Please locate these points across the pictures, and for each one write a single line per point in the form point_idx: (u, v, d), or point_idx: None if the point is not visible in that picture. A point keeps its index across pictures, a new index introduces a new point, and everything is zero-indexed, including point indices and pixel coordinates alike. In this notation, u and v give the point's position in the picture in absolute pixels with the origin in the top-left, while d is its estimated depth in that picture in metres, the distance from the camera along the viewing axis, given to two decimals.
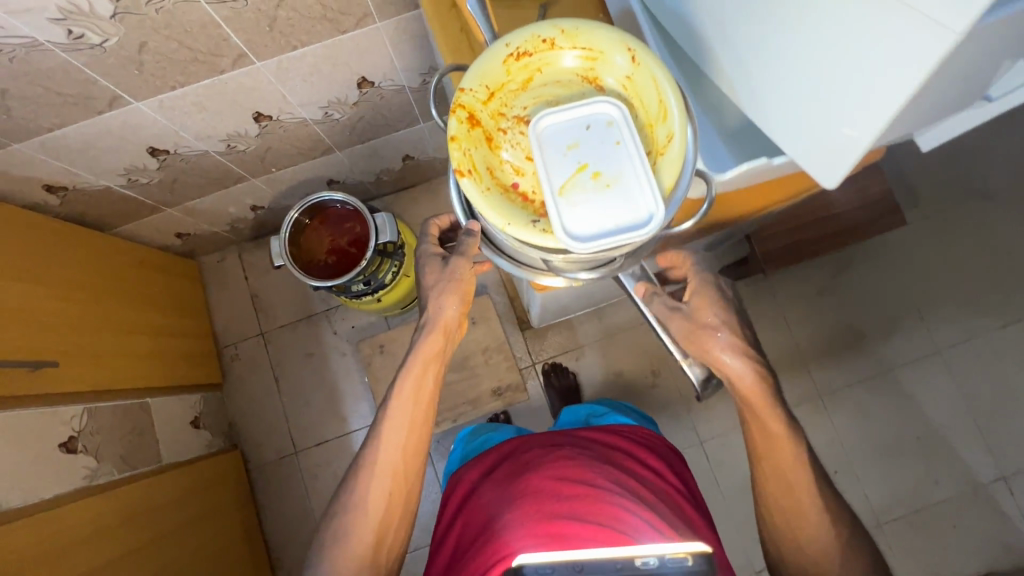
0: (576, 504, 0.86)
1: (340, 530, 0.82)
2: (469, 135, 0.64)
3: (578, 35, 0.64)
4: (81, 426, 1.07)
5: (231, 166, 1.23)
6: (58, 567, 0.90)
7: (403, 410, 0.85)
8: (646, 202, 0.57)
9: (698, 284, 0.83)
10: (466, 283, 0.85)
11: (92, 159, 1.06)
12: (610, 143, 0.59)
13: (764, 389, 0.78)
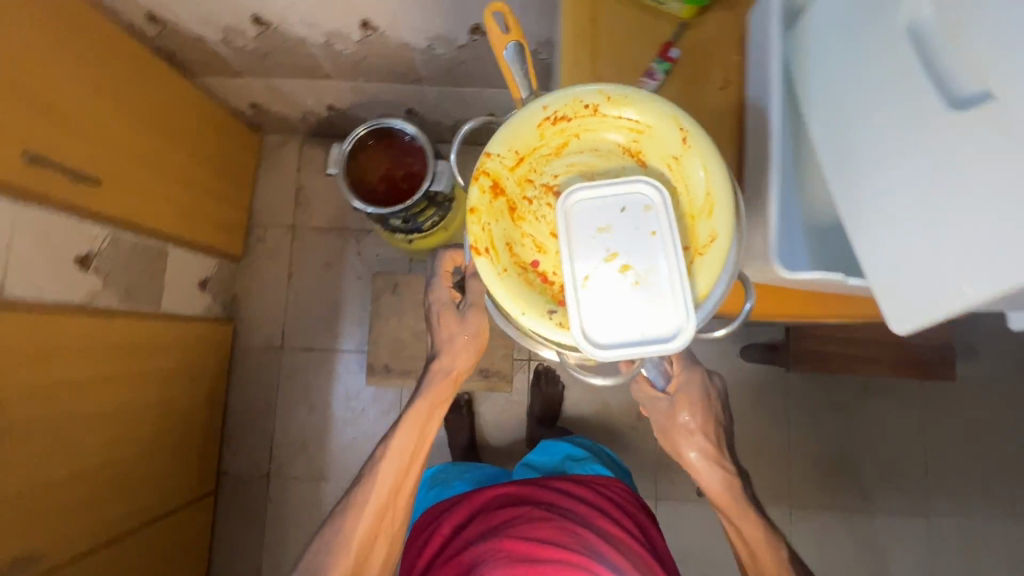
0: (550, 566, 0.92)
1: (338, 530, 1.00)
2: (491, 206, 0.63)
3: (625, 104, 0.61)
4: (100, 248, 1.12)
5: (323, 61, 1.22)
6: (33, 367, 0.95)
7: (403, 439, 1.04)
8: (678, 313, 0.55)
9: (686, 376, 0.97)
10: (480, 338, 1.02)
11: (199, 6, 1.06)
12: (645, 234, 0.57)
13: (732, 491, 0.97)
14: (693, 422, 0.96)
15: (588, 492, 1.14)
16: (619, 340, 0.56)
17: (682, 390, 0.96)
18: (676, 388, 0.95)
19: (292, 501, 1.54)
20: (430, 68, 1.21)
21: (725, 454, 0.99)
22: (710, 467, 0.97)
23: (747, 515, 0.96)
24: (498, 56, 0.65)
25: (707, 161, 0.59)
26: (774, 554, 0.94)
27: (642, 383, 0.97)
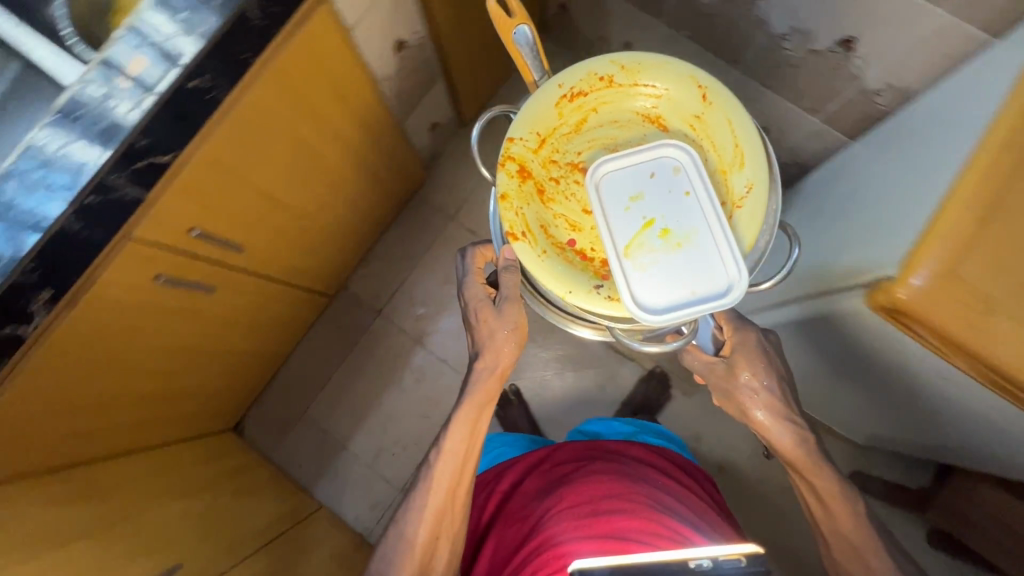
0: (613, 516, 0.95)
1: (397, 541, 0.95)
2: (524, 189, 0.80)
3: (639, 76, 0.81)
4: (411, 42, 1.20)
5: None
6: (323, 99, 1.03)
7: (455, 444, 0.97)
8: (728, 269, 0.71)
9: (739, 336, 0.92)
10: (519, 326, 0.95)
11: None
12: (678, 197, 0.75)
13: (806, 452, 0.91)
14: (756, 383, 0.91)
15: (639, 453, 1.18)
16: (671, 301, 0.71)
17: (748, 354, 0.91)
18: (732, 350, 0.92)
19: (385, 345, 1.62)
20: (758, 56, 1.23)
21: (792, 410, 0.92)
22: (778, 426, 0.92)
23: (824, 472, 0.91)
24: (508, 38, 0.80)
25: (729, 120, 0.78)
26: (848, 519, 0.89)
27: (694, 348, 0.94)
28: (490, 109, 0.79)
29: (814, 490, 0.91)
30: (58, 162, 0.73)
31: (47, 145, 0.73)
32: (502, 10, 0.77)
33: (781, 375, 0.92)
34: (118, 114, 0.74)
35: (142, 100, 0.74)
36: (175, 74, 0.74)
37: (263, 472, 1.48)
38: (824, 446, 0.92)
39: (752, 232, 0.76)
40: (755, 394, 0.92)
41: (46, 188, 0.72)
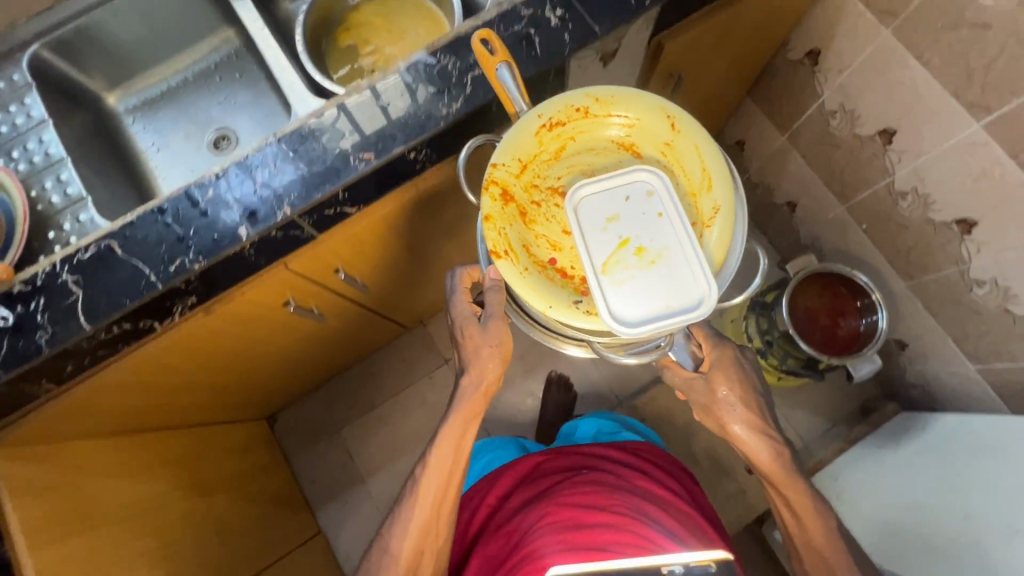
0: (597, 526, 0.83)
1: (382, 556, 0.85)
2: (504, 212, 0.66)
3: (614, 104, 0.68)
4: None
5: (866, 193, 1.19)
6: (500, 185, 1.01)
7: (441, 463, 0.85)
8: (699, 285, 0.59)
9: (718, 351, 0.83)
10: (503, 346, 0.81)
11: (860, 87, 1.06)
12: (652, 218, 0.63)
13: (782, 464, 0.82)
14: (736, 397, 0.81)
15: (622, 458, 1.04)
16: (646, 316, 0.60)
17: (727, 367, 0.82)
18: (711, 367, 0.82)
19: (438, 395, 1.58)
20: (935, 283, 1.15)
21: (768, 417, 0.83)
22: (756, 437, 0.82)
23: (798, 482, 0.83)
24: (492, 77, 0.69)
25: (699, 147, 0.66)
26: (835, 551, 0.81)
27: (672, 364, 0.83)
28: (466, 143, 0.66)
29: (788, 503, 0.83)
30: (261, 189, 0.72)
31: (258, 169, 0.72)
32: (483, 47, 0.69)
33: (757, 384, 0.83)
34: (331, 165, 0.72)
35: (362, 158, 0.72)
36: (403, 144, 0.73)
37: (281, 479, 1.44)
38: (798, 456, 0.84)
39: (725, 251, 0.64)
40: (736, 405, 0.81)
41: (240, 209, 0.71)
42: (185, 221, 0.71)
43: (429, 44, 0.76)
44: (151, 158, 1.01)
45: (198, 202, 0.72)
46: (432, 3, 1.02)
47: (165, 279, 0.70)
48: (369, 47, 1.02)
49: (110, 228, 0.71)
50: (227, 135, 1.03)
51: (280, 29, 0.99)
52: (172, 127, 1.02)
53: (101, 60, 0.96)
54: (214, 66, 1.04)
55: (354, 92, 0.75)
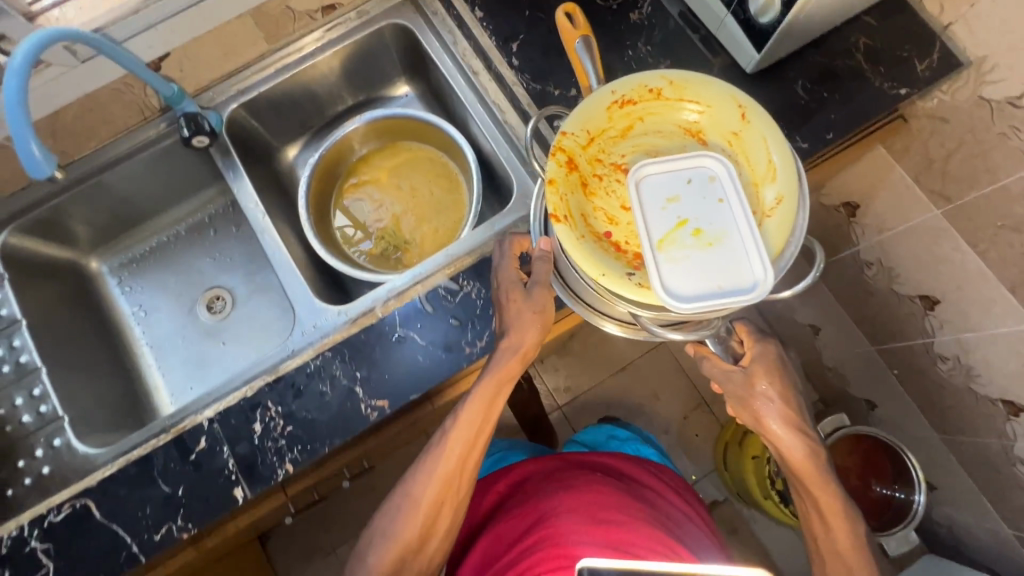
0: (620, 528, 0.72)
1: (392, 511, 0.66)
2: (566, 179, 0.60)
3: (689, 89, 0.61)
4: None
5: (903, 345, 1.13)
6: None
7: (465, 427, 0.65)
8: (754, 269, 0.53)
9: (761, 345, 0.67)
10: (546, 313, 0.63)
11: (902, 250, 1.00)
12: (713, 203, 0.56)
13: (817, 466, 0.66)
14: (775, 391, 0.66)
15: (648, 475, 0.89)
16: (696, 294, 0.53)
17: (758, 357, 0.67)
18: (750, 360, 0.66)
19: None
20: (972, 446, 1.09)
21: (804, 410, 0.68)
22: (801, 436, 0.66)
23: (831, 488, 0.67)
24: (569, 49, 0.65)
25: (769, 143, 0.58)
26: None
27: (707, 352, 0.68)
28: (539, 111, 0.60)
29: (820, 509, 0.66)
30: (259, 440, 0.64)
31: (257, 415, 0.64)
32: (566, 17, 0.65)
33: (797, 384, 0.68)
34: (341, 409, 0.64)
35: (374, 405, 0.64)
36: (420, 392, 0.65)
37: None
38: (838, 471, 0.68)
39: (787, 241, 0.56)
40: (778, 401, 0.65)
41: (236, 464, 0.63)
42: (173, 478, 0.63)
43: (450, 268, 0.69)
44: (136, 325, 0.91)
45: (189, 454, 0.64)
46: (446, 157, 0.95)
47: (148, 551, 0.61)
48: (377, 204, 0.95)
49: (86, 484, 0.63)
50: (220, 294, 0.94)
51: (280, 187, 0.91)
52: (161, 288, 0.94)
53: (83, 228, 0.87)
54: (208, 219, 0.96)
55: (368, 324, 0.67)
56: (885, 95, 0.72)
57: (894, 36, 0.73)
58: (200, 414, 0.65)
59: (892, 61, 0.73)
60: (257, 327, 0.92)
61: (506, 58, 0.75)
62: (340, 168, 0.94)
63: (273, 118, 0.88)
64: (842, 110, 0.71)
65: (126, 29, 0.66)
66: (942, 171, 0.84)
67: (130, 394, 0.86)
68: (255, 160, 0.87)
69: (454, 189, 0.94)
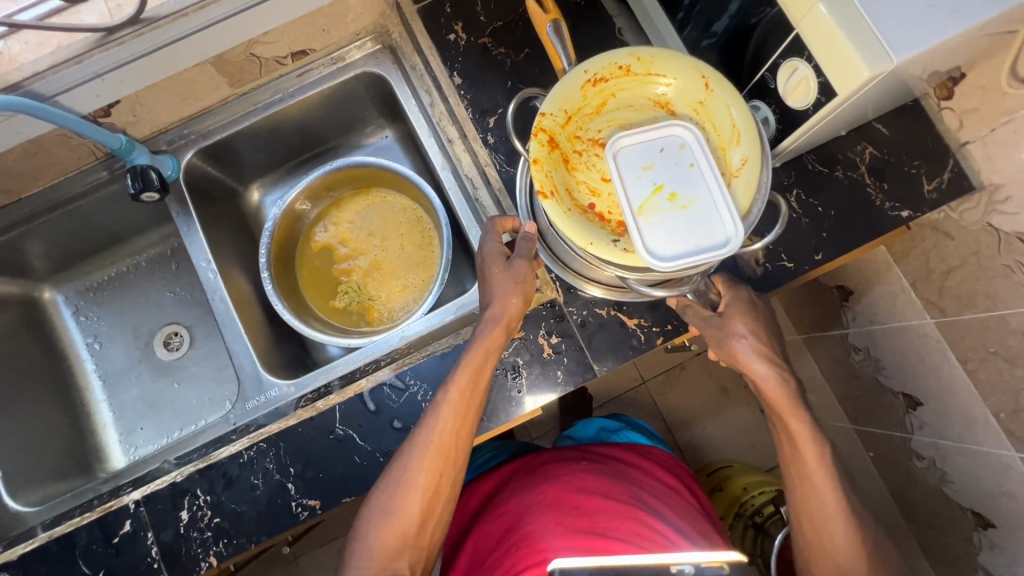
0: (606, 517, 0.67)
1: (381, 502, 0.58)
2: (549, 157, 0.51)
3: (657, 62, 0.51)
4: None
5: (884, 431, 1.09)
6: None
7: (454, 402, 0.58)
8: (726, 225, 0.46)
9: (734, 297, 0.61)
10: (529, 287, 0.59)
11: (891, 346, 0.95)
12: (686, 167, 0.48)
13: (790, 394, 0.58)
14: (753, 329, 0.58)
15: (633, 457, 0.86)
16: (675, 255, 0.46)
17: (732, 300, 0.61)
18: (726, 306, 0.60)
19: None
20: (937, 543, 1.06)
21: (775, 338, 0.60)
22: (770, 363, 0.58)
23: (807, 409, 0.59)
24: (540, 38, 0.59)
25: (734, 111, 0.48)
26: (832, 490, 0.58)
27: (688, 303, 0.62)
28: (517, 99, 0.58)
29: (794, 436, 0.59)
30: (185, 528, 0.62)
31: (185, 501, 0.62)
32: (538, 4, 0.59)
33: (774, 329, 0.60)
34: (273, 499, 0.62)
35: (305, 505, 0.62)
36: (352, 497, 0.62)
37: None
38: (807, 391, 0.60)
39: (758, 200, 0.48)
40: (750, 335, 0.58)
41: (159, 551, 0.62)
42: (95, 560, 0.62)
43: (397, 363, 0.66)
44: (88, 357, 0.89)
45: (112, 535, 0.62)
46: (419, 209, 0.90)
47: None
48: (345, 254, 0.90)
49: (6, 557, 0.62)
50: (177, 331, 0.91)
51: (244, 229, 0.87)
52: (117, 320, 0.91)
53: (35, 260, 0.84)
54: (170, 251, 0.92)
55: (305, 417, 0.64)
56: (878, 214, 0.67)
57: (902, 149, 0.67)
58: (126, 495, 0.63)
59: (895, 178, 0.67)
60: (212, 370, 0.89)
61: (483, 134, 0.70)
62: (307, 215, 0.90)
63: (238, 160, 0.83)
64: (836, 228, 0.67)
65: (66, 84, 0.60)
66: (940, 284, 0.79)
67: (75, 434, 0.84)
68: (215, 206, 0.83)
69: (425, 245, 0.89)
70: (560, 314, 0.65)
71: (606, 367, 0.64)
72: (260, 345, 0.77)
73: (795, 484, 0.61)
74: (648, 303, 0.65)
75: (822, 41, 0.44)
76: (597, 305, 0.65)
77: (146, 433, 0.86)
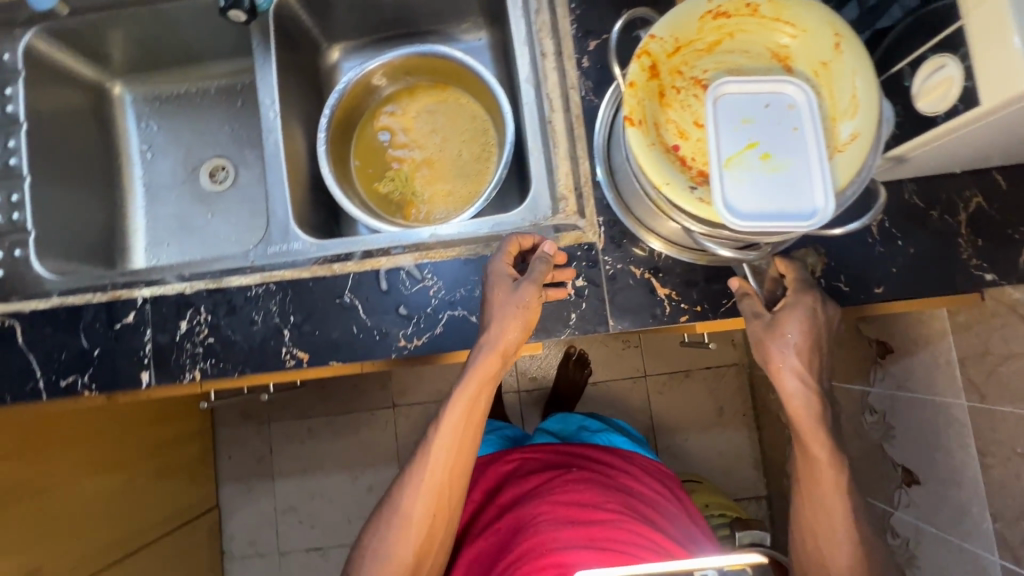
0: (603, 530, 0.73)
1: (382, 539, 0.67)
2: (645, 86, 0.48)
3: (789, 8, 0.47)
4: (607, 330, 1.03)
5: (867, 499, 1.05)
6: None
7: (445, 441, 0.64)
8: (816, 197, 0.44)
9: (795, 295, 0.56)
10: (532, 311, 0.58)
11: (911, 416, 0.90)
12: (787, 130, 0.46)
13: (816, 412, 0.56)
14: (802, 342, 0.55)
15: (615, 458, 0.90)
16: (756, 216, 0.44)
17: (793, 302, 0.56)
18: (783, 307, 0.56)
19: (370, 435, 1.52)
20: None
21: (822, 358, 0.57)
22: (803, 380, 0.55)
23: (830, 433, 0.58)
24: None
25: (859, 81, 0.45)
26: (842, 512, 0.61)
27: (748, 288, 0.59)
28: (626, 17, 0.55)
29: (815, 465, 0.59)
30: (180, 338, 0.64)
31: (187, 313, 0.65)
32: None
33: (823, 342, 0.56)
34: (269, 334, 0.64)
35: (294, 354, 0.63)
36: (339, 362, 0.63)
37: (198, 451, 1.43)
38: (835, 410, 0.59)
39: (856, 180, 0.45)
40: (793, 344, 0.55)
41: (152, 350, 0.64)
42: (94, 336, 0.65)
43: (419, 254, 0.65)
44: (139, 163, 0.92)
45: (116, 320, 0.65)
46: (488, 121, 0.88)
47: (51, 392, 0.64)
48: (403, 142, 0.89)
49: (20, 307, 0.66)
50: (225, 165, 0.92)
51: (315, 85, 0.86)
52: (174, 136, 0.93)
53: (114, 50, 0.85)
54: (239, 87, 0.92)
55: (320, 273, 0.65)
56: (960, 267, 0.61)
57: (1012, 210, 0.61)
58: (136, 289, 0.65)
59: (992, 236, 0.61)
60: (246, 212, 0.91)
61: (579, 55, 0.67)
62: (379, 92, 0.88)
63: (329, 13, 0.82)
64: (908, 267, 0.62)
65: None
66: (991, 366, 0.73)
67: (108, 228, 0.87)
68: (296, 52, 0.82)
69: (482, 159, 0.87)
70: (594, 259, 0.63)
71: (621, 326, 0.62)
72: (297, 198, 0.77)
73: (804, 504, 0.63)
74: (685, 278, 0.62)
75: (993, 35, 0.38)
76: (633, 262, 0.63)
77: (170, 250, 0.89)
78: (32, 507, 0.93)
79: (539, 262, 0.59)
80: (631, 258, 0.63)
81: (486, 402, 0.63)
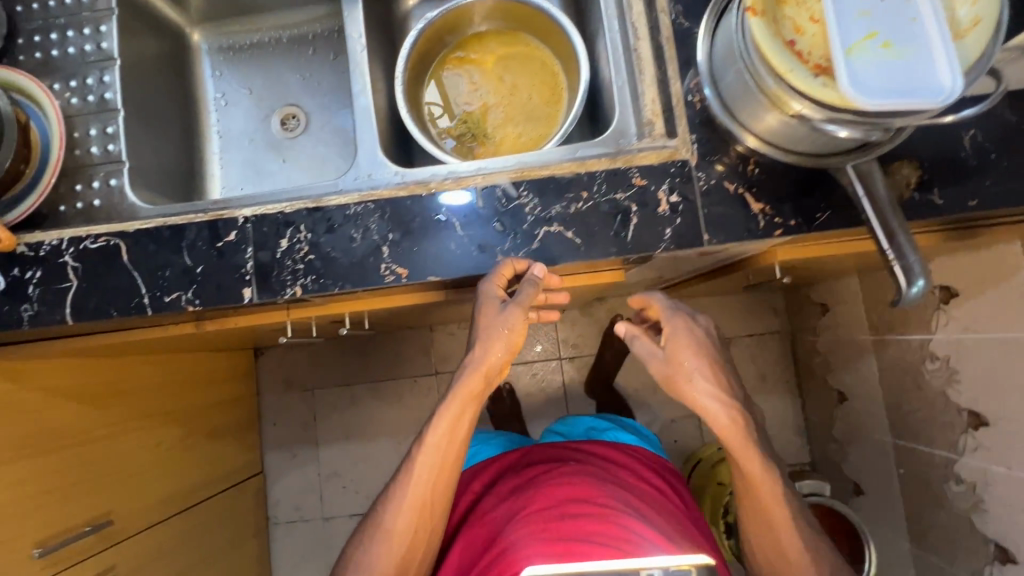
0: (583, 521, 0.66)
1: (373, 544, 0.72)
2: None
3: None
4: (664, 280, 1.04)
5: (928, 450, 1.05)
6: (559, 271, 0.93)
7: (428, 458, 0.71)
8: (943, 76, 0.45)
9: (674, 325, 0.67)
10: (516, 332, 0.65)
11: (979, 357, 0.90)
12: (906, 18, 0.47)
13: (741, 429, 0.65)
14: (707, 367, 0.65)
15: (618, 455, 0.88)
16: (882, 96, 0.45)
17: (674, 334, 0.66)
18: (667, 339, 0.66)
19: (412, 402, 1.53)
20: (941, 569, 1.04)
21: (734, 378, 0.67)
22: (721, 402, 0.64)
23: (759, 445, 0.67)
24: None
25: None
26: (781, 510, 0.69)
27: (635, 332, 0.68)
28: None
29: (749, 479, 0.67)
30: (281, 255, 0.66)
31: (287, 232, 0.66)
32: None
33: (724, 362, 0.66)
34: (367, 252, 0.65)
35: (393, 270, 0.65)
36: (438, 277, 0.65)
37: (246, 415, 1.44)
38: (756, 421, 0.68)
39: (977, 65, 0.46)
40: (701, 369, 0.64)
41: (254, 267, 0.66)
42: (197, 255, 0.66)
43: (514, 172, 0.66)
44: (214, 111, 0.94)
45: (219, 239, 0.66)
46: (557, 66, 0.89)
47: (157, 308, 0.66)
48: (473, 87, 0.91)
49: (124, 227, 0.67)
50: (296, 113, 0.94)
51: (390, 30, 0.88)
52: (247, 84, 0.95)
53: None
54: (311, 36, 0.95)
55: (417, 193, 0.66)
56: None
57: None
58: (237, 210, 0.67)
59: None
60: (318, 158, 0.93)
61: None
62: (450, 37, 0.90)
63: None
64: (1000, 180, 0.62)
65: None
66: None
67: (187, 171, 0.89)
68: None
69: (552, 102, 0.89)
70: (687, 175, 0.64)
71: (715, 241, 0.63)
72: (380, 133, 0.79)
73: (749, 509, 0.71)
74: (778, 194, 0.63)
75: None
76: (725, 179, 0.64)
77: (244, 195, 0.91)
78: (101, 448, 0.92)
79: (529, 284, 0.61)
80: (723, 175, 0.64)
81: (472, 420, 0.71)
